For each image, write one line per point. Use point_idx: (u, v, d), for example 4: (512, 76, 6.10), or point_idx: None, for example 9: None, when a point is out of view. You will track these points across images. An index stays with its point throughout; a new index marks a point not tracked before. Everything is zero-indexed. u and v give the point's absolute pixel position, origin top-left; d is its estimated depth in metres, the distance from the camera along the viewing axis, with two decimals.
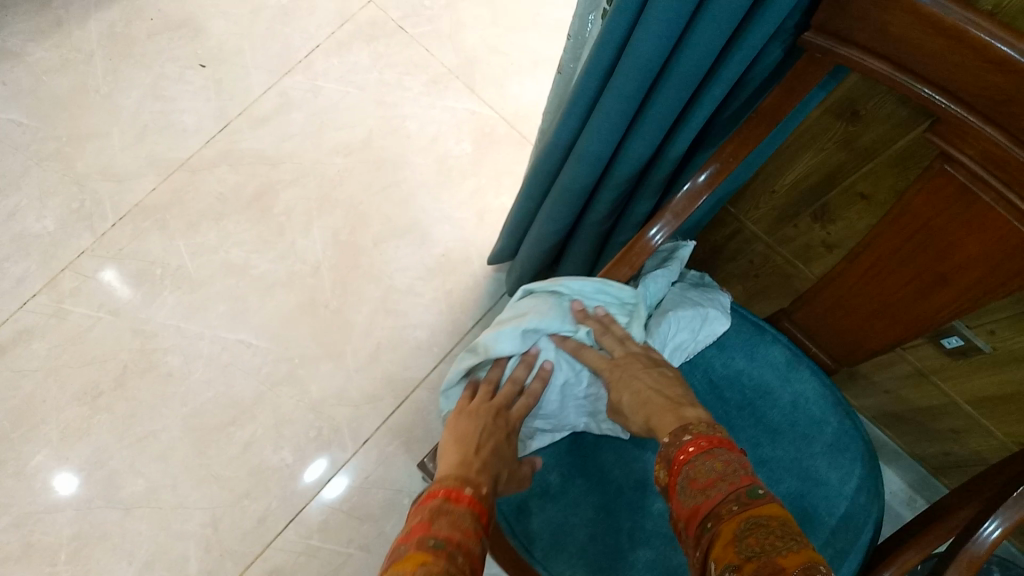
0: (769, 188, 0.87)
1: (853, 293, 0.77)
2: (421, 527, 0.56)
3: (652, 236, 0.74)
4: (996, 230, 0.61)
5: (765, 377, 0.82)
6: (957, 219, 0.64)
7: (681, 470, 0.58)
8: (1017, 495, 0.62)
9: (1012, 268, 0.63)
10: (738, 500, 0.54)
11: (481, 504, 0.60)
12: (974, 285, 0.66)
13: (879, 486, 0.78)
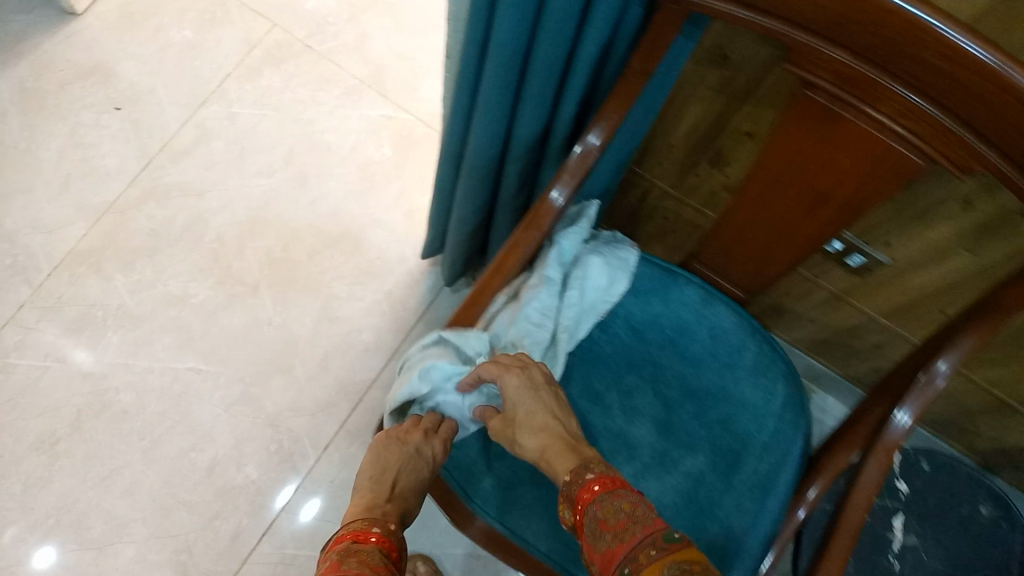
0: (666, 143, 0.93)
1: (739, 227, 0.82)
2: (330, 566, 0.59)
3: (554, 199, 0.75)
4: (863, 142, 0.68)
5: (682, 317, 0.85)
6: (826, 139, 0.70)
7: (589, 510, 0.62)
8: (922, 380, 0.70)
9: (882, 173, 0.69)
10: (655, 543, 0.58)
11: (389, 542, 0.64)
12: (853, 195, 0.72)
13: (802, 398, 0.83)
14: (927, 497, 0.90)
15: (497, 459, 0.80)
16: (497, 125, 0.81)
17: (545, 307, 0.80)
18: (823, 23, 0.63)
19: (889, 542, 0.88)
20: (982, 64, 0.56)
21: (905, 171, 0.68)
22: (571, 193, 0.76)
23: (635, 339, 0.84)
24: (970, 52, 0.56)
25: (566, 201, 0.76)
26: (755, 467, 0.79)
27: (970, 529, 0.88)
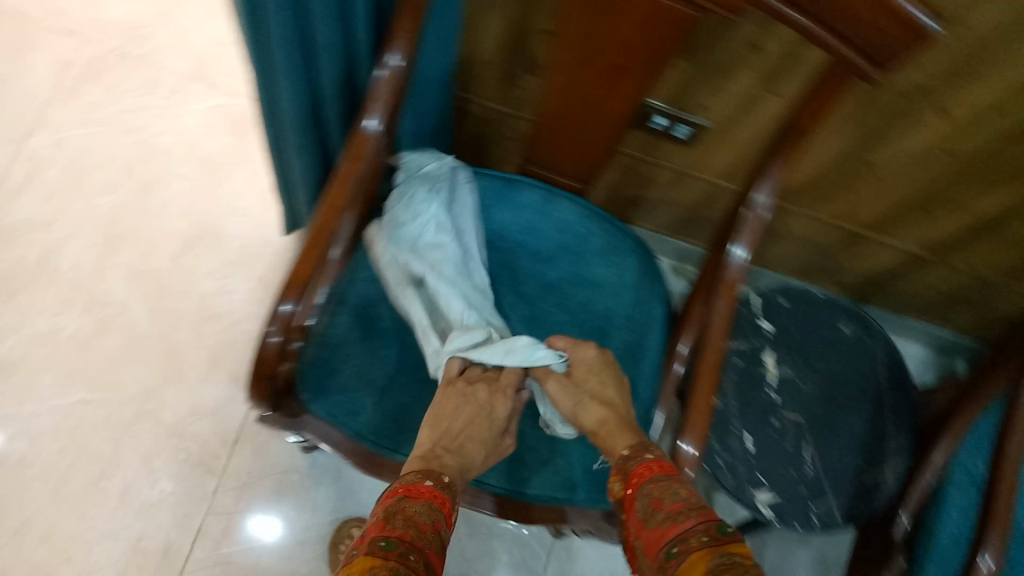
0: (481, 60, 0.95)
1: (555, 121, 0.84)
2: (375, 526, 0.59)
3: (370, 126, 0.77)
4: (639, 20, 0.71)
5: (528, 219, 0.90)
6: (607, 14, 0.71)
7: (644, 488, 0.63)
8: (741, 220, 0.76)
9: (666, 32, 0.71)
10: (709, 533, 0.56)
11: (443, 496, 0.63)
12: (647, 58, 0.75)
13: (651, 266, 0.91)
14: (792, 328, 0.93)
15: (383, 393, 0.84)
16: (298, 79, 0.80)
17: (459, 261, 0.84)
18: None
19: (766, 377, 0.91)
20: None
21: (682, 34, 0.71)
22: (385, 118, 0.77)
23: (488, 250, 0.90)
24: None
25: (382, 126, 0.77)
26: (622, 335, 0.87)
27: (835, 347, 0.93)
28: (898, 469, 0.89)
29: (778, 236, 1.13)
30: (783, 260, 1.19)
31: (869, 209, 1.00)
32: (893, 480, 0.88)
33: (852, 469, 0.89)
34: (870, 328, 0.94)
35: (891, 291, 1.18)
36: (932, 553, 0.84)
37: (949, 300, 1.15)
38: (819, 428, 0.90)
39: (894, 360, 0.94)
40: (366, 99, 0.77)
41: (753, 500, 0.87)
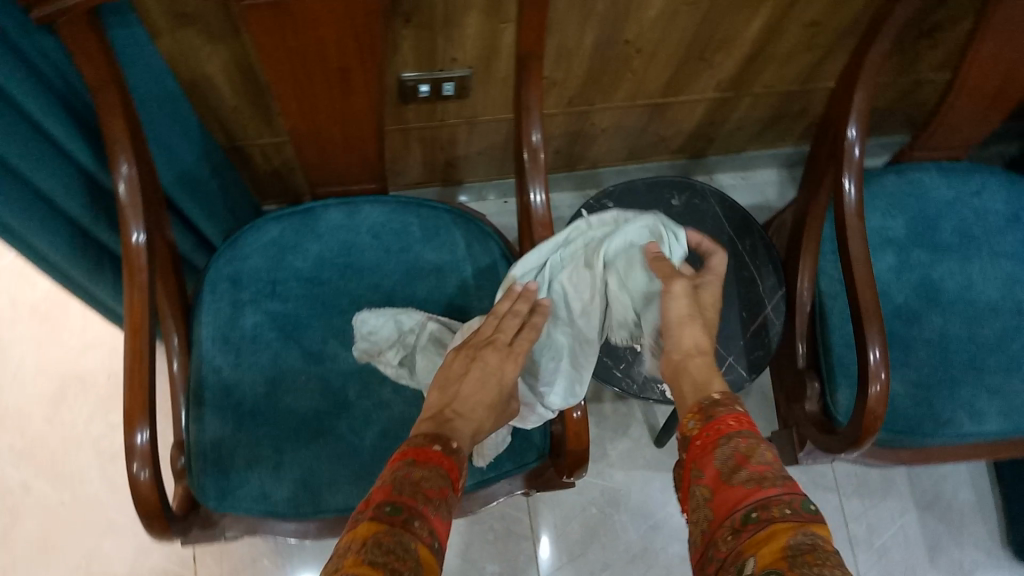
0: (229, 107, 0.93)
1: (313, 141, 0.83)
2: (380, 489, 0.59)
3: (137, 239, 0.74)
4: (330, 22, 0.70)
5: (341, 238, 0.87)
6: (297, 24, 0.70)
7: (729, 439, 0.60)
8: (532, 165, 0.78)
9: (360, 19, 0.70)
10: (792, 506, 0.53)
11: (450, 461, 0.63)
12: (358, 47, 0.73)
13: (477, 227, 0.90)
14: None
15: (281, 467, 0.81)
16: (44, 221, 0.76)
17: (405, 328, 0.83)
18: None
19: None
20: None
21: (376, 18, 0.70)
22: (147, 222, 0.74)
23: (314, 286, 0.85)
24: None
25: (148, 232, 0.75)
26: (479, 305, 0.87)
27: (675, 222, 0.95)
28: (778, 304, 0.91)
29: (593, 135, 1.14)
30: (609, 152, 1.20)
31: (653, 78, 1.01)
32: (776, 317, 0.91)
33: (739, 323, 0.91)
34: (698, 192, 0.97)
35: (718, 136, 1.21)
36: (835, 369, 0.87)
37: (769, 121, 1.18)
38: None
39: (731, 210, 0.97)
40: (119, 209, 0.74)
41: (661, 394, 0.89)
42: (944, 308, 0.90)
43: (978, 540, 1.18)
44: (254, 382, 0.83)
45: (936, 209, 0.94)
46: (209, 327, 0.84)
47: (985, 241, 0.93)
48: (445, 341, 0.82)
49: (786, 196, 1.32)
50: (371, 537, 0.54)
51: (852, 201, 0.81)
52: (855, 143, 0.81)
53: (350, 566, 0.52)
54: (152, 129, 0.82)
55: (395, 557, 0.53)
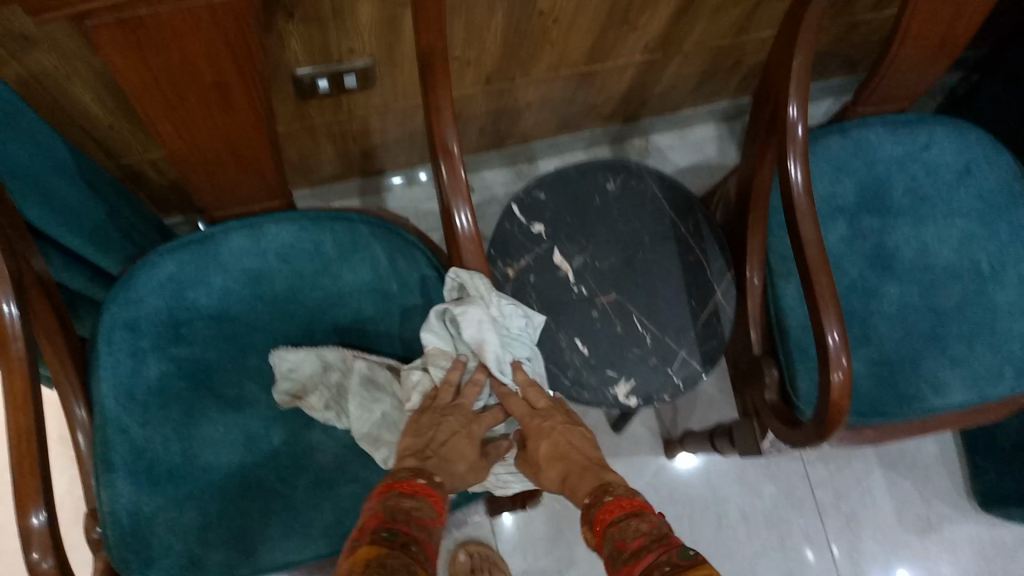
0: (104, 125, 0.82)
1: (198, 164, 0.74)
2: (372, 516, 0.55)
3: (7, 310, 0.64)
4: (197, 39, 0.61)
5: (246, 265, 0.78)
6: (158, 43, 0.60)
7: (607, 532, 0.56)
8: (453, 180, 0.69)
9: (231, 28, 0.60)
10: (671, 562, 0.50)
11: (438, 497, 0.60)
12: (235, 61, 0.64)
13: (399, 236, 0.81)
14: (563, 215, 0.86)
15: (207, 531, 0.73)
16: None
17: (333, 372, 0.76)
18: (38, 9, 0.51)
19: (565, 277, 0.84)
20: None
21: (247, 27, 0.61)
22: (15, 292, 0.65)
23: (222, 324, 0.77)
24: None
25: (19, 304, 0.65)
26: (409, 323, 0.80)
27: (612, 209, 0.87)
28: (728, 288, 0.86)
29: (518, 111, 1.05)
30: (538, 126, 1.12)
31: (575, 47, 0.93)
32: (727, 302, 0.86)
33: (688, 313, 0.85)
34: (634, 173, 0.89)
35: (651, 99, 1.13)
36: (794, 355, 0.81)
37: (703, 77, 1.11)
38: (638, 292, 0.85)
39: (671, 190, 0.90)
40: None
41: (615, 398, 0.81)
42: (899, 277, 0.85)
43: (943, 493, 1.20)
44: (167, 442, 0.74)
45: (885, 169, 0.88)
46: (108, 385, 0.74)
47: (937, 199, 0.88)
48: (378, 378, 0.75)
49: (726, 153, 1.26)
50: (372, 555, 0.51)
51: (799, 188, 0.74)
52: (797, 122, 0.74)
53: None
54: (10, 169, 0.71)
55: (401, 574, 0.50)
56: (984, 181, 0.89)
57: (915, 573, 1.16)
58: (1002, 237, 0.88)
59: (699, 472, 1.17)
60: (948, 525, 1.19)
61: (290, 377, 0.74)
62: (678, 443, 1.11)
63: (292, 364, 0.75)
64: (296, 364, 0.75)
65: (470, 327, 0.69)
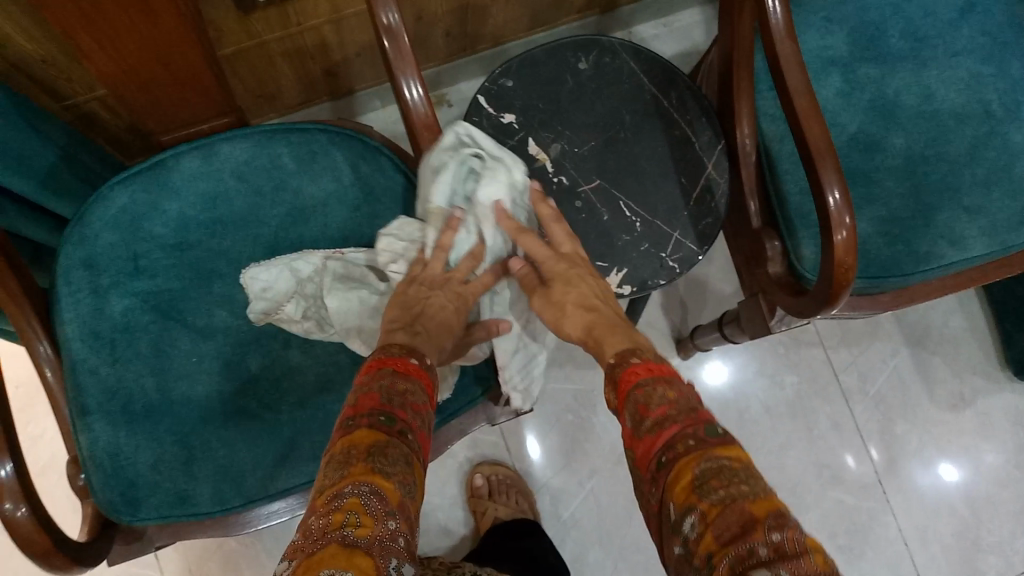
0: (38, 61, 0.78)
1: (131, 81, 0.69)
2: (366, 396, 0.55)
3: None
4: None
5: (202, 190, 0.75)
6: None
7: (631, 394, 0.56)
8: (398, 54, 0.64)
9: None
10: (696, 434, 0.51)
11: (427, 377, 0.59)
12: None
13: (358, 140, 0.77)
14: (534, 102, 0.80)
15: (194, 464, 0.70)
16: None
17: (306, 278, 0.73)
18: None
19: (542, 167, 0.79)
20: None
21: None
22: None
23: (185, 253, 0.74)
24: None
25: None
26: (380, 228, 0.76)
27: (586, 90, 0.81)
28: (719, 161, 0.80)
29: (485, 8, 0.98)
30: (509, 25, 1.05)
31: None
32: (720, 176, 0.80)
33: (678, 192, 0.80)
34: (607, 48, 0.82)
35: None
36: (795, 222, 0.76)
37: None
38: (622, 174, 0.80)
39: (649, 63, 0.82)
40: None
41: (607, 288, 0.76)
42: (905, 128, 0.78)
43: (973, 365, 1.16)
44: (140, 377, 0.71)
45: (879, 15, 0.80)
46: (73, 325, 0.72)
47: (937, 41, 0.81)
48: (353, 273, 0.73)
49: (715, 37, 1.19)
50: (372, 444, 0.52)
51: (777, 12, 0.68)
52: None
53: (362, 472, 0.50)
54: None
55: (399, 469, 0.52)
56: (987, 17, 0.82)
57: (952, 451, 1.12)
58: (1014, 73, 0.80)
59: (716, 372, 1.13)
60: (982, 399, 1.15)
61: (261, 289, 0.72)
62: (691, 343, 1.06)
63: (261, 279, 0.72)
64: (266, 276, 0.72)
65: (492, 189, 0.68)
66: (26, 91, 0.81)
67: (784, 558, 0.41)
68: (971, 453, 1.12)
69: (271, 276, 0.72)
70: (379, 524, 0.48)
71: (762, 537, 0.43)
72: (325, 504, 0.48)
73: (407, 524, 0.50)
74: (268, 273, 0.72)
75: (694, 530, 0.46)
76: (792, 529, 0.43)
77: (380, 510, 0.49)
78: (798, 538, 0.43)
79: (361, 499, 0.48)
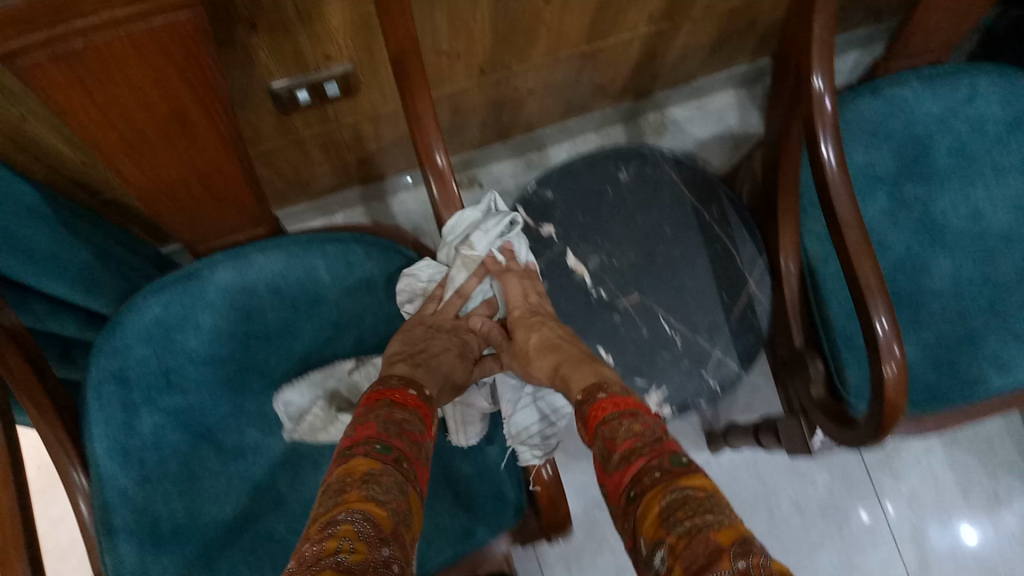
0: (77, 162, 0.78)
1: (169, 201, 0.70)
2: (363, 426, 0.57)
3: None
4: (115, 42, 0.54)
5: (237, 303, 0.75)
6: (102, 73, 0.56)
7: (598, 430, 0.56)
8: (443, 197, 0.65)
9: (178, 51, 0.57)
10: (661, 466, 0.50)
11: (426, 409, 0.61)
12: (188, 86, 0.60)
13: (395, 256, 0.79)
14: (573, 212, 0.80)
15: None
16: None
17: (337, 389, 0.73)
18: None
19: (581, 281, 0.78)
20: None
21: (190, 30, 0.56)
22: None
23: (219, 369, 0.74)
24: None
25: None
26: None
27: (627, 203, 0.80)
28: (760, 276, 0.78)
29: (520, 100, 0.97)
30: (543, 113, 1.05)
31: (574, 25, 0.84)
32: (762, 293, 0.78)
33: (720, 307, 0.78)
34: (648, 158, 0.82)
35: (662, 72, 1.05)
36: (839, 344, 0.74)
37: (716, 44, 1.02)
38: (662, 288, 0.78)
39: (690, 174, 0.82)
40: None
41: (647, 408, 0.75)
42: (951, 248, 0.77)
43: (1009, 464, 1.13)
44: (168, 499, 0.70)
45: (926, 130, 0.79)
46: (103, 443, 0.70)
47: (986, 158, 0.79)
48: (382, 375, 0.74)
49: (748, 120, 1.18)
50: (367, 472, 0.52)
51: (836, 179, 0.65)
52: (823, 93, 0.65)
53: (355, 499, 0.50)
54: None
55: (394, 497, 0.51)
56: None
57: (988, 555, 1.09)
58: None
59: (744, 461, 1.12)
60: (1018, 500, 1.12)
61: (293, 415, 0.71)
62: (722, 439, 1.04)
63: (293, 406, 0.71)
64: (297, 401, 0.71)
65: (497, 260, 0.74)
66: (62, 189, 0.82)
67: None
68: (1008, 557, 1.09)
69: (301, 398, 0.72)
70: (372, 551, 0.46)
71: (728, 567, 0.41)
72: (319, 532, 0.47)
73: (402, 552, 0.49)
74: (298, 395, 0.72)
75: (663, 565, 0.44)
76: (757, 555, 0.42)
77: (373, 536, 0.47)
78: (763, 565, 0.41)
79: (354, 526, 0.47)
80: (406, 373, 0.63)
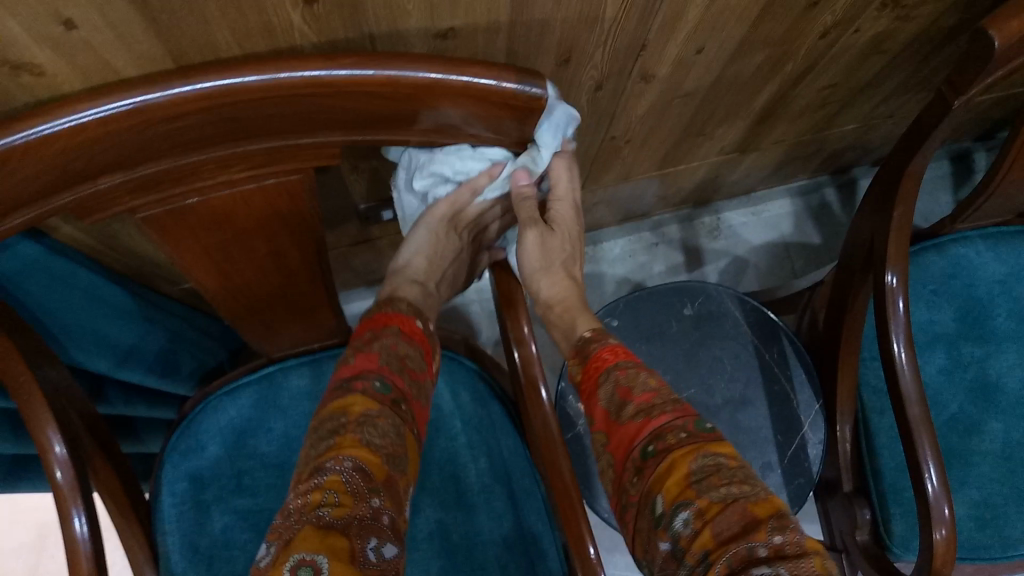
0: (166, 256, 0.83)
1: (257, 322, 0.75)
2: (367, 356, 0.61)
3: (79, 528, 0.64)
4: (228, 199, 0.59)
5: (307, 410, 0.79)
6: (213, 220, 0.61)
7: (612, 376, 0.60)
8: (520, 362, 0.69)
9: (287, 204, 0.62)
10: (685, 427, 0.54)
11: (428, 345, 0.66)
12: (289, 231, 0.64)
13: (461, 369, 0.81)
14: (637, 343, 0.87)
15: None
16: None
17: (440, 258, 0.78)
18: (41, 179, 0.49)
19: None
20: (204, 95, 0.47)
21: (298, 189, 0.60)
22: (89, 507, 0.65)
23: (284, 472, 0.77)
24: (188, 97, 0.46)
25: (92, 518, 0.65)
26: (478, 465, 0.77)
27: (690, 337, 0.87)
28: (815, 419, 0.82)
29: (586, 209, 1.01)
30: (604, 217, 1.08)
31: (648, 159, 0.89)
32: (815, 435, 0.81)
33: (774, 448, 0.82)
34: (711, 295, 0.89)
35: (724, 186, 1.08)
36: (888, 497, 0.75)
37: (778, 166, 1.05)
38: (719, 422, 0.84)
39: (752, 314, 0.88)
40: (59, 498, 0.64)
41: None
42: (1006, 412, 0.78)
43: None
44: None
45: (985, 291, 0.82)
46: (173, 539, 0.74)
47: None
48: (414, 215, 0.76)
49: (802, 230, 1.25)
50: (363, 415, 0.56)
51: (909, 379, 0.66)
52: (897, 292, 0.67)
53: (348, 445, 0.54)
54: (67, 332, 0.71)
55: (387, 444, 0.56)
56: None
57: None
58: None
59: None
60: None
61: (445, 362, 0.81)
62: None
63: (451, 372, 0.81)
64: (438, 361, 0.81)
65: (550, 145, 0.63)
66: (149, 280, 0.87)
67: (784, 559, 0.43)
68: None
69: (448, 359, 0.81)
70: (359, 503, 0.51)
71: (762, 538, 0.45)
72: (307, 481, 0.52)
73: (390, 503, 0.53)
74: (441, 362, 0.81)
75: (688, 526, 0.48)
76: (793, 530, 0.45)
77: (360, 488, 0.52)
78: (798, 543, 0.44)
79: (342, 477, 0.52)
80: (414, 305, 0.68)
